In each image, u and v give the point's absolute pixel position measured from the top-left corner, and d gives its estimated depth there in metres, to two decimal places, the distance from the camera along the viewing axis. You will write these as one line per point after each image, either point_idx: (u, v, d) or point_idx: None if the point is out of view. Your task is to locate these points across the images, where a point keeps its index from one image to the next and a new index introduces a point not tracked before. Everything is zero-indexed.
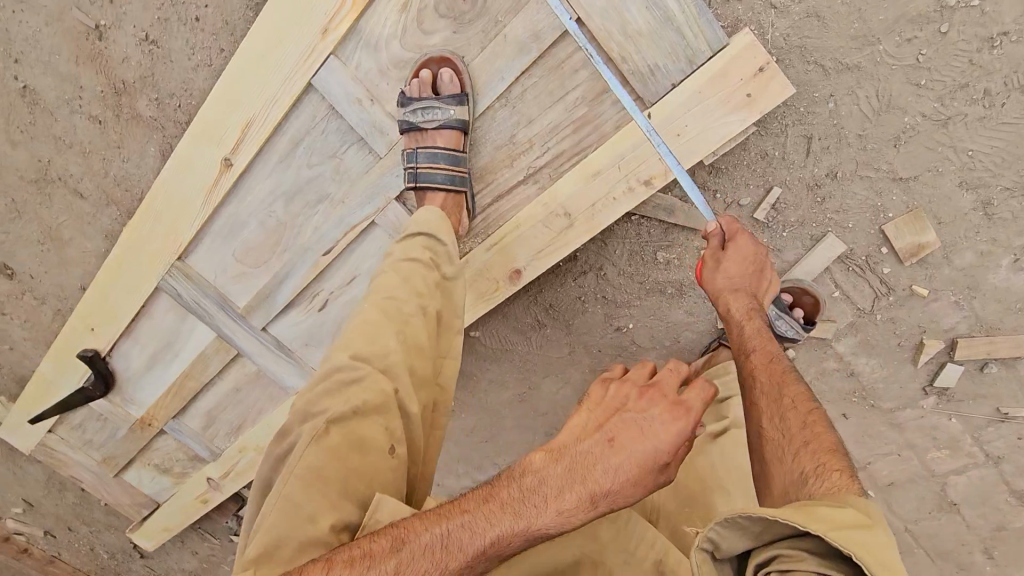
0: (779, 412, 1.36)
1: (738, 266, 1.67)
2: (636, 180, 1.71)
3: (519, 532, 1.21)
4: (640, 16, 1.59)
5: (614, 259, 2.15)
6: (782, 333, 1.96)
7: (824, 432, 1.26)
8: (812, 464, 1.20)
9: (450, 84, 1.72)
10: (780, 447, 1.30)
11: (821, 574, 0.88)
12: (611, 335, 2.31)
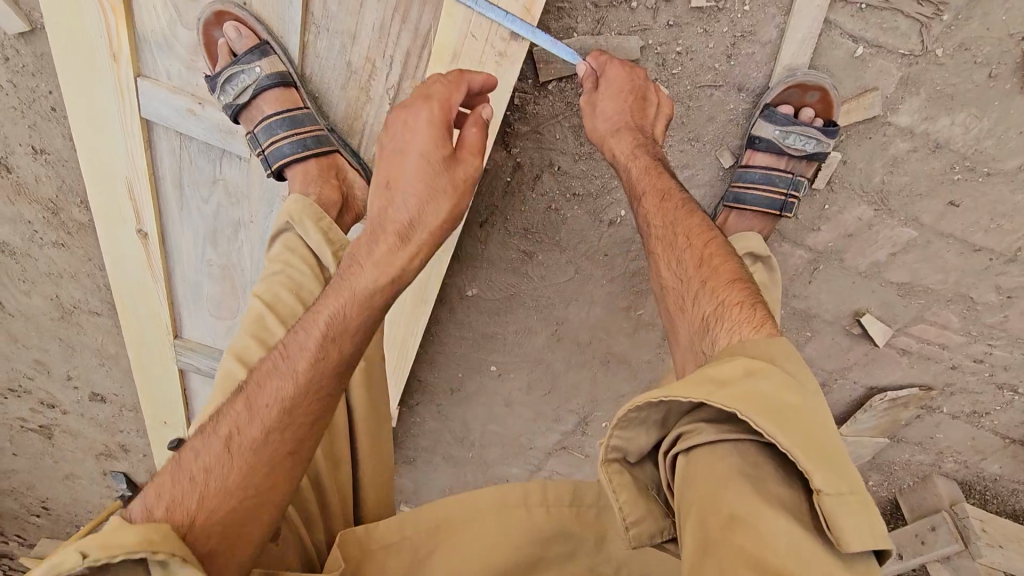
0: (676, 258, 1.24)
1: (617, 103, 1.40)
2: (495, 46, 1.34)
3: (284, 384, 1.03)
4: None
5: (560, 146, 1.73)
6: (800, 151, 1.54)
7: (723, 259, 1.19)
8: (715, 301, 1.11)
9: (242, 38, 1.44)
10: (685, 296, 1.18)
11: (721, 441, 0.82)
12: (610, 230, 1.90)
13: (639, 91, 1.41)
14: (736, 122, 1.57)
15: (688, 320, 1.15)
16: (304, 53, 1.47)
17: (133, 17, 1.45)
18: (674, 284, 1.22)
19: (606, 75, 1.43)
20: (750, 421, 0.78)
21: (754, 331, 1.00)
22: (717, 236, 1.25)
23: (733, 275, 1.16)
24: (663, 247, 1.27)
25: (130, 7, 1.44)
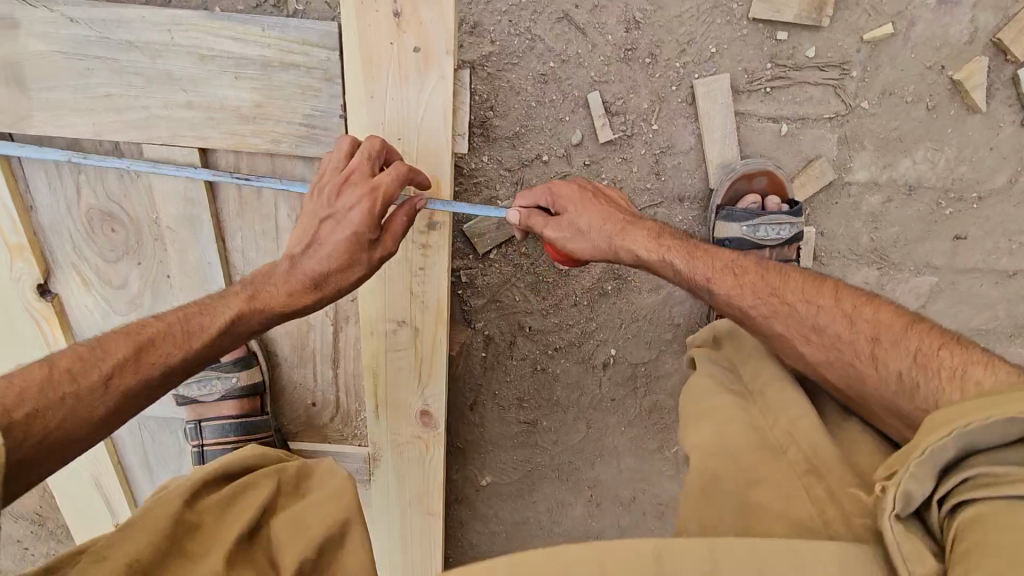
0: (811, 327, 0.94)
1: (596, 210, 1.18)
2: (416, 238, 1.29)
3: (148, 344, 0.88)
4: (244, 94, 1.14)
5: (523, 306, 1.62)
6: (778, 239, 1.37)
7: (870, 307, 0.92)
8: (911, 361, 0.85)
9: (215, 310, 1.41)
10: (852, 364, 0.90)
11: None
12: (608, 372, 1.72)
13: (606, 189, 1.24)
14: (694, 229, 1.45)
15: (876, 393, 0.87)
16: None
17: (68, 321, 1.42)
18: (826, 356, 0.92)
19: (559, 198, 1.22)
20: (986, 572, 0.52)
21: (991, 370, 0.78)
22: (836, 282, 0.99)
23: (899, 315, 0.91)
24: (783, 321, 0.96)
25: (62, 313, 1.41)
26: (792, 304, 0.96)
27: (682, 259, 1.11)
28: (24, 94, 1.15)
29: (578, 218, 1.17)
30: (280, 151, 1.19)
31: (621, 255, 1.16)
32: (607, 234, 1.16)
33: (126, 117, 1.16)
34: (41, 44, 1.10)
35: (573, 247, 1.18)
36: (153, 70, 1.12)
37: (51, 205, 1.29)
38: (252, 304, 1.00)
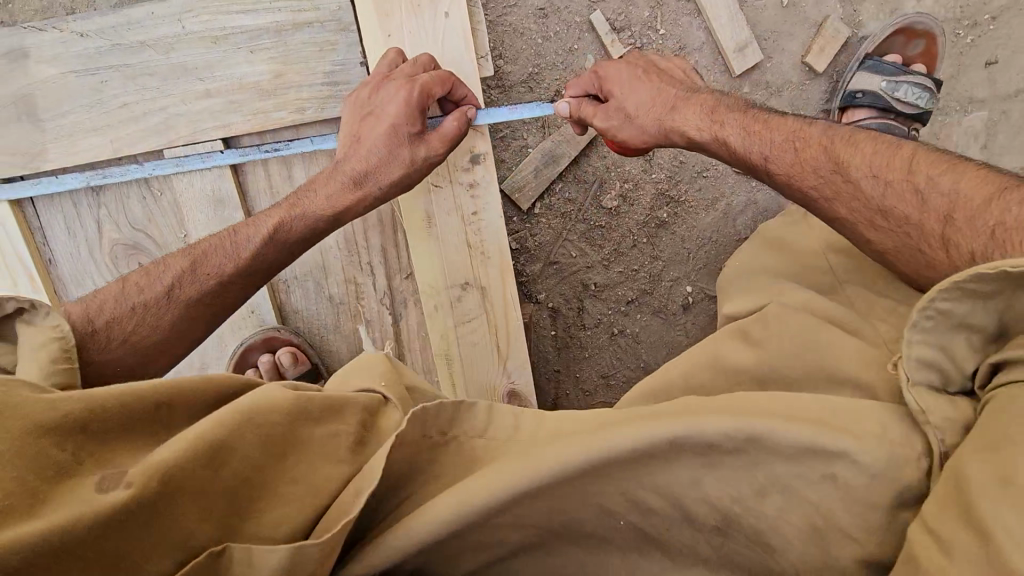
0: (880, 210, 0.82)
1: (643, 87, 1.10)
2: (462, 179, 1.19)
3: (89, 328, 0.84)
4: (262, 65, 1.11)
5: (582, 261, 1.48)
6: (909, 103, 1.32)
7: (945, 175, 0.77)
8: (976, 232, 0.71)
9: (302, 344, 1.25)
10: (920, 246, 0.78)
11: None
12: (692, 316, 1.54)
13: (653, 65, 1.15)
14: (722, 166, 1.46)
15: (932, 271, 0.78)
16: (283, 316, 1.25)
17: None
18: (893, 241, 0.81)
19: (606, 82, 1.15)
20: None
21: None
22: None
23: None
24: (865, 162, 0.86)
25: None
26: (856, 180, 0.84)
27: (737, 132, 1.01)
28: (39, 127, 1.11)
29: (628, 99, 1.10)
30: (307, 118, 1.14)
31: (672, 137, 1.09)
32: (656, 115, 1.08)
33: (145, 123, 1.12)
34: (53, 68, 1.09)
35: (623, 131, 1.12)
36: (168, 65, 1.10)
37: (71, 251, 1.19)
38: (291, 214, 1.01)
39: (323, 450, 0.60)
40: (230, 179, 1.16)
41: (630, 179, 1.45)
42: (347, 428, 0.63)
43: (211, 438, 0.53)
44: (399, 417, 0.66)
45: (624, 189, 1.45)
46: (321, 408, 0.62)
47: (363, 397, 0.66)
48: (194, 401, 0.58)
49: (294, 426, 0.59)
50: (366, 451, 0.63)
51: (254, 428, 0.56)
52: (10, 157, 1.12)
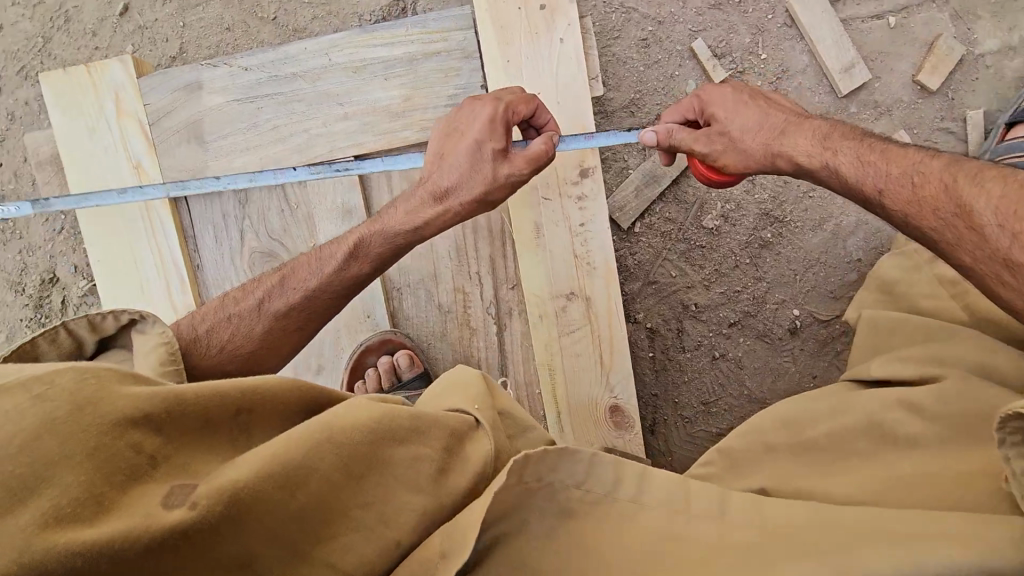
0: (1005, 263, 0.73)
1: (751, 110, 1.06)
2: (570, 192, 1.23)
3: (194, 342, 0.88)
4: (394, 89, 1.24)
5: (683, 281, 1.47)
6: None
7: None
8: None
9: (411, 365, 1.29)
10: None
11: None
12: (800, 341, 1.47)
13: (760, 90, 1.10)
14: (819, 190, 1.44)
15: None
16: (395, 323, 1.32)
17: None
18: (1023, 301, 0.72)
19: (709, 104, 1.10)
20: None
21: None
22: None
23: None
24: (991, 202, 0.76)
25: None
26: (984, 228, 0.75)
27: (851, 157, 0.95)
28: (202, 147, 1.27)
29: (733, 123, 1.06)
30: (430, 136, 1.25)
31: (779, 163, 1.03)
32: (763, 140, 1.03)
33: (290, 143, 1.26)
34: (220, 97, 1.26)
35: (727, 156, 1.07)
36: (314, 93, 1.25)
37: (216, 257, 1.33)
38: (371, 230, 1.02)
39: (406, 474, 0.61)
40: (358, 190, 1.27)
41: (732, 199, 1.45)
42: (432, 453, 0.64)
43: (294, 459, 0.55)
44: (488, 445, 0.68)
45: (725, 209, 1.45)
46: (408, 430, 0.63)
47: (453, 419, 0.68)
48: (264, 407, 0.60)
49: (380, 443, 0.61)
50: (450, 479, 0.64)
51: (339, 452, 0.57)
52: (177, 173, 1.28)
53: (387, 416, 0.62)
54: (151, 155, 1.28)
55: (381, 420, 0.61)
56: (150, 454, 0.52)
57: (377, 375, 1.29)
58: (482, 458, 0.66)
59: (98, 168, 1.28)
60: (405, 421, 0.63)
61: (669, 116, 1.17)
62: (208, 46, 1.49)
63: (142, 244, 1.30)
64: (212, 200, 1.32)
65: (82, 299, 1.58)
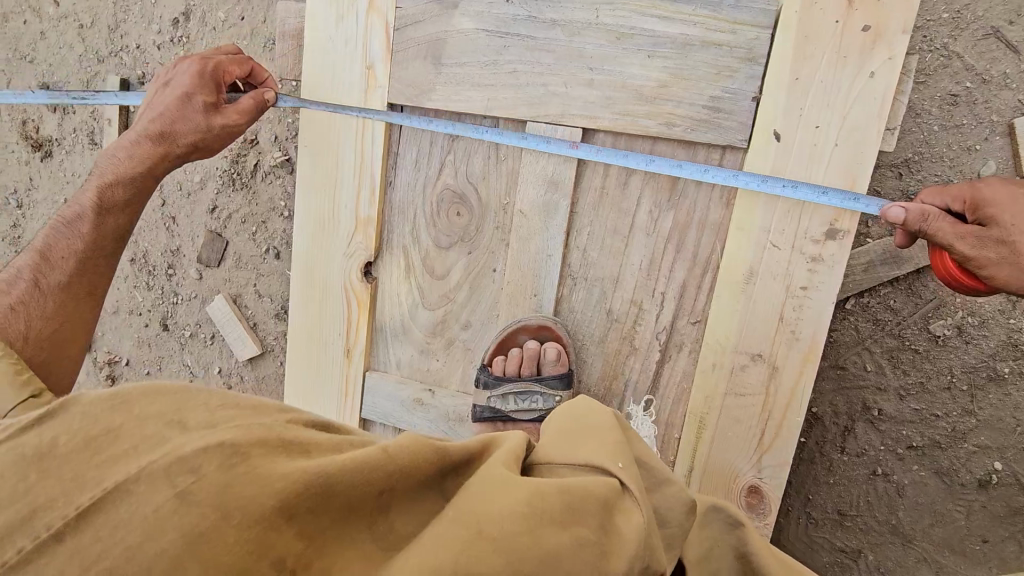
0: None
1: None
2: (805, 249, 1.07)
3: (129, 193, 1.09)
4: (653, 70, 1.10)
5: (875, 379, 1.27)
6: None
7: None
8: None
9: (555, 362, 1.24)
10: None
11: None
12: (986, 497, 1.25)
13: None
14: None
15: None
16: (557, 310, 1.24)
17: (375, 308, 1.36)
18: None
19: (989, 198, 0.91)
20: None
21: None
22: None
23: None
24: None
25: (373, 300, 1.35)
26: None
27: None
28: (436, 69, 1.22)
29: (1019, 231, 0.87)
30: (672, 134, 1.11)
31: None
32: None
33: (522, 93, 1.18)
34: (470, 23, 1.19)
35: (998, 269, 0.89)
36: (566, 47, 1.14)
37: (410, 181, 1.30)
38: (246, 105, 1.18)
39: (572, 561, 0.49)
40: (573, 166, 1.17)
41: (978, 313, 1.21)
42: (593, 533, 0.51)
43: (451, 561, 0.46)
44: (641, 516, 0.55)
45: (965, 322, 1.22)
46: (564, 511, 0.51)
47: (600, 485, 0.55)
48: (403, 484, 0.52)
49: (538, 531, 0.49)
50: (614, 561, 0.51)
51: (501, 554, 0.47)
52: (403, 88, 1.25)
53: (534, 495, 0.51)
54: (386, 64, 1.24)
55: (532, 501, 0.51)
56: (292, 565, 0.46)
57: (520, 359, 1.24)
58: (636, 533, 0.53)
59: (335, 59, 1.27)
60: (557, 500, 0.51)
61: (928, 198, 0.99)
62: None
63: (349, 139, 1.29)
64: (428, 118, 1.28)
65: (272, 167, 1.64)
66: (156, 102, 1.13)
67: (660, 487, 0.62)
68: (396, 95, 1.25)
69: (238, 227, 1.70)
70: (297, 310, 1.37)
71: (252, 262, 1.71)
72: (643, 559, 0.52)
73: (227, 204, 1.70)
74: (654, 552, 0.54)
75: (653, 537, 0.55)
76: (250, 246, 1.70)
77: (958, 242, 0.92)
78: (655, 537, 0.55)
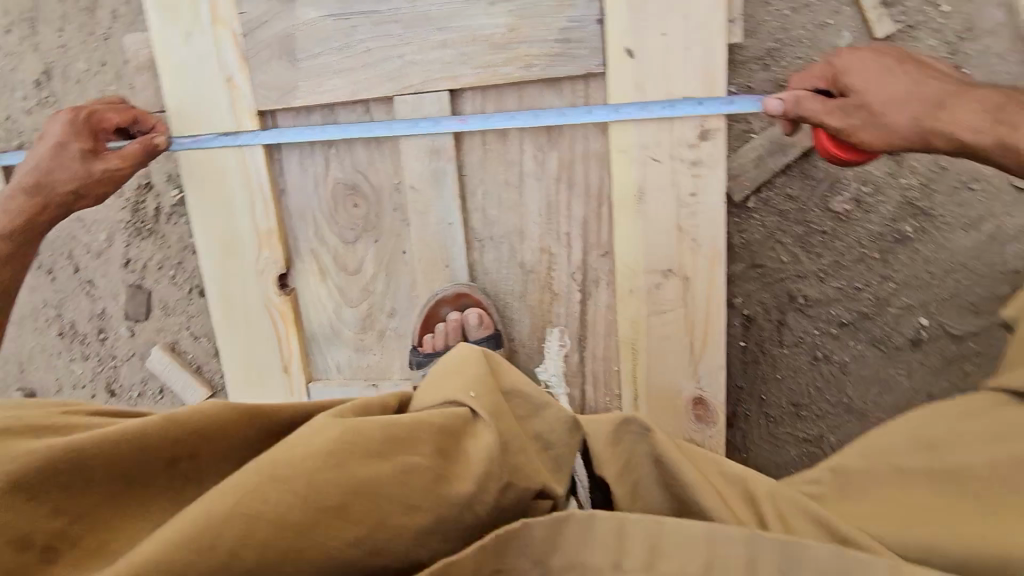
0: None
1: (900, 80, 0.89)
2: (685, 155, 1.09)
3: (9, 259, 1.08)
4: (499, 17, 1.12)
5: (793, 268, 1.31)
6: None
7: None
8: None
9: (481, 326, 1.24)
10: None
11: None
12: (921, 354, 1.28)
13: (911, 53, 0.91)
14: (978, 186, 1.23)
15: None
16: (473, 275, 1.24)
17: (300, 318, 1.34)
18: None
19: (848, 71, 0.92)
20: None
21: None
22: None
23: None
24: None
25: (297, 309, 1.33)
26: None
27: None
28: (294, 66, 1.21)
29: (876, 95, 0.89)
30: (533, 75, 1.13)
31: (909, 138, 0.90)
32: (914, 114, 0.87)
33: (383, 69, 1.18)
34: (313, 12, 1.19)
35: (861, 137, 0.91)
36: (412, 13, 1.15)
37: (301, 184, 1.29)
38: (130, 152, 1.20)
39: (394, 489, 0.50)
40: (449, 129, 1.17)
41: (870, 182, 1.27)
42: (424, 460, 0.52)
43: (242, 505, 0.45)
44: (489, 436, 0.55)
45: (860, 192, 1.27)
46: (386, 444, 0.52)
47: (438, 414, 0.56)
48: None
49: (347, 466, 0.49)
50: (453, 483, 0.52)
51: (299, 490, 0.47)
52: (267, 92, 1.23)
53: (350, 431, 0.51)
54: (244, 72, 1.23)
55: (345, 437, 0.51)
56: None
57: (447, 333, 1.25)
58: (484, 453, 0.54)
59: (193, 86, 1.25)
60: (377, 434, 0.52)
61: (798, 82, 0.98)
62: None
63: (231, 163, 1.27)
64: (301, 116, 1.27)
65: (174, 206, 1.62)
66: (31, 153, 1.16)
67: (539, 411, 0.62)
68: (263, 101, 1.24)
69: (157, 275, 1.67)
70: (225, 338, 1.35)
71: (179, 306, 1.68)
72: (500, 477, 0.53)
73: (139, 255, 1.66)
74: (516, 469, 0.55)
75: (515, 455, 0.56)
76: (173, 291, 1.67)
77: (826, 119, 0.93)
78: (529, 452, 0.58)
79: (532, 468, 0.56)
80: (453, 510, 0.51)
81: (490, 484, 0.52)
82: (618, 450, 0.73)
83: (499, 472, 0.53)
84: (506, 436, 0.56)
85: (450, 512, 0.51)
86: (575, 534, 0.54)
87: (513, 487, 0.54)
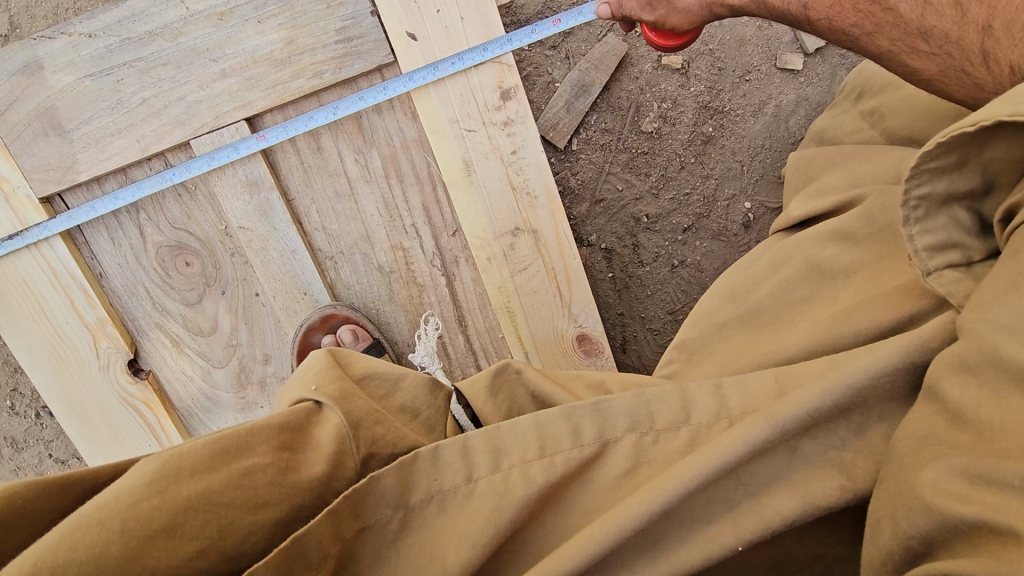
0: (919, 33, 0.74)
1: None
2: (494, 119, 1.12)
3: None
4: (271, 30, 1.09)
5: (629, 192, 1.41)
6: None
7: None
8: (1015, 41, 0.63)
9: (358, 342, 1.20)
10: (964, 66, 0.70)
11: (1006, 146, 0.54)
12: (756, 233, 1.42)
13: None
14: (753, 73, 1.39)
15: (981, 92, 0.69)
16: (336, 295, 1.22)
17: (166, 397, 1.24)
18: (935, 65, 0.73)
19: None
20: (989, 120, 0.50)
21: None
22: None
23: None
24: (886, 35, 0.77)
25: (162, 391, 1.23)
26: (896, 5, 0.75)
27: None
28: (65, 139, 1.10)
29: None
30: (326, 82, 1.11)
31: (717, 9, 0.98)
32: None
33: (165, 115, 1.10)
34: (68, 75, 1.09)
35: (680, 20, 1.00)
36: (180, 52, 1.09)
37: (119, 261, 1.18)
38: None
39: (231, 494, 0.49)
40: (261, 161, 1.13)
41: (667, 98, 1.39)
42: (265, 460, 0.53)
43: (47, 560, 0.42)
44: (336, 419, 0.59)
45: (662, 110, 1.40)
46: (216, 455, 0.51)
47: (282, 415, 0.58)
48: (19, 522, 0.47)
49: (171, 488, 0.48)
50: (301, 472, 0.53)
51: (115, 525, 0.45)
52: (43, 175, 1.11)
53: (173, 455, 0.50)
54: (8, 160, 1.10)
55: (165, 463, 0.49)
56: None
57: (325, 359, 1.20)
58: (333, 434, 0.57)
59: None
60: (204, 450, 0.51)
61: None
62: (44, 16, 1.27)
63: (29, 266, 1.13)
64: (93, 188, 1.15)
65: None
66: None
67: (397, 383, 0.71)
68: (43, 185, 1.11)
69: None
70: (87, 450, 1.20)
71: (31, 436, 1.48)
72: (356, 452, 0.57)
73: None
74: (372, 440, 0.59)
75: (368, 429, 0.60)
76: (18, 422, 1.47)
77: (642, 12, 1.02)
78: (389, 420, 0.63)
79: (395, 433, 0.62)
80: (305, 497, 0.52)
81: (347, 460, 0.56)
82: (501, 401, 0.73)
83: (353, 447, 0.57)
84: (353, 414, 0.60)
85: (302, 499, 0.52)
86: (452, 457, 0.57)
87: (374, 458, 0.58)
